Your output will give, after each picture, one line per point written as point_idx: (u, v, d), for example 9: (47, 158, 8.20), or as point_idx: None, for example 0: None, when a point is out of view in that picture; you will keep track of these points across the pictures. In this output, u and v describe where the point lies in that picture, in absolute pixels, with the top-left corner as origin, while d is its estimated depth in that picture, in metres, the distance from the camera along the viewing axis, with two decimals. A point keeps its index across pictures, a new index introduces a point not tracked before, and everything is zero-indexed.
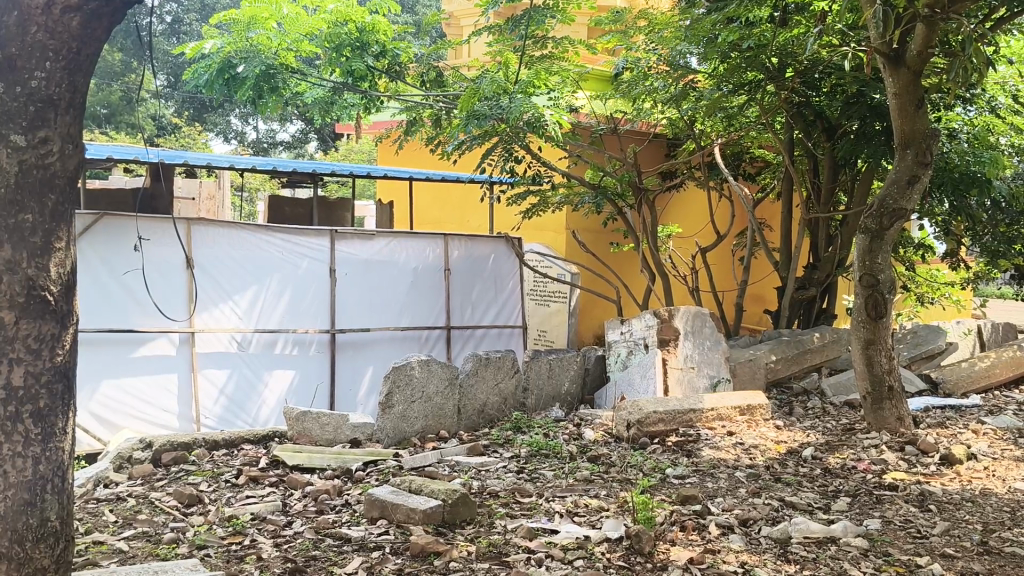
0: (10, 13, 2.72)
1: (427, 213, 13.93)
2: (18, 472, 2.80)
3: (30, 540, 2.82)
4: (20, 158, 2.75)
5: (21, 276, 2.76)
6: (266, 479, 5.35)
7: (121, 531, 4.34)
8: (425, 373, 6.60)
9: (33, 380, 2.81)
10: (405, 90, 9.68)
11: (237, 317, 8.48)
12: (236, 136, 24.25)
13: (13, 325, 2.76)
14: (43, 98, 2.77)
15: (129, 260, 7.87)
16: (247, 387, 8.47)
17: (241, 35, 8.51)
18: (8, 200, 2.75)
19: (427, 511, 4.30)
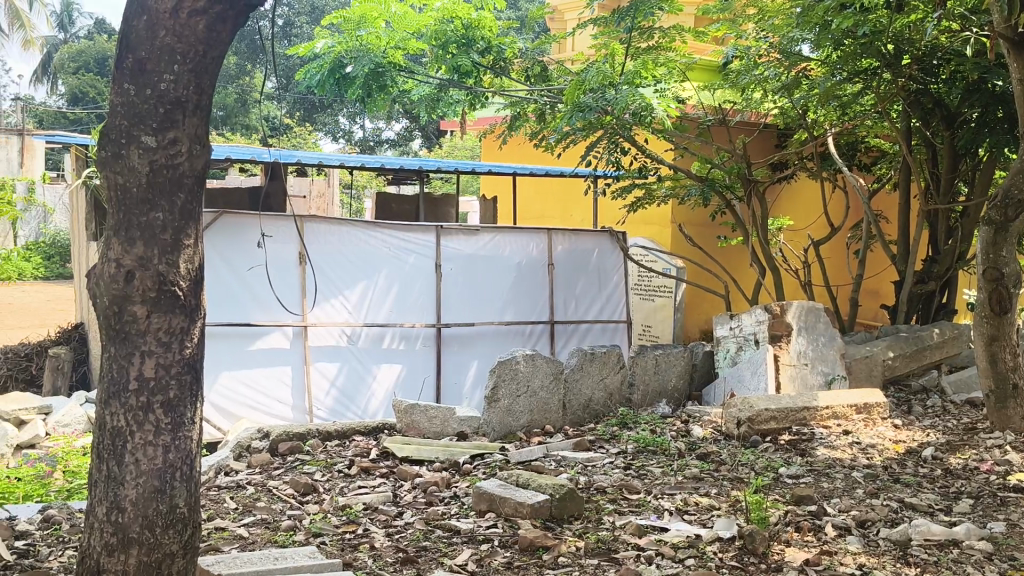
0: (140, 18, 2.85)
1: (531, 207, 13.97)
2: (149, 460, 2.93)
3: (160, 525, 2.95)
4: (151, 159, 2.86)
5: (152, 271, 2.89)
6: (377, 470, 5.46)
7: (241, 518, 4.49)
8: (531, 367, 6.60)
9: (164, 372, 2.94)
10: (510, 84, 9.70)
11: (347, 312, 8.67)
12: (344, 134, 24.73)
13: (145, 319, 2.90)
14: (173, 100, 2.87)
15: (247, 257, 8.15)
16: (357, 379, 8.67)
17: (352, 35, 8.69)
18: (142, 199, 2.88)
19: (535, 505, 4.32)
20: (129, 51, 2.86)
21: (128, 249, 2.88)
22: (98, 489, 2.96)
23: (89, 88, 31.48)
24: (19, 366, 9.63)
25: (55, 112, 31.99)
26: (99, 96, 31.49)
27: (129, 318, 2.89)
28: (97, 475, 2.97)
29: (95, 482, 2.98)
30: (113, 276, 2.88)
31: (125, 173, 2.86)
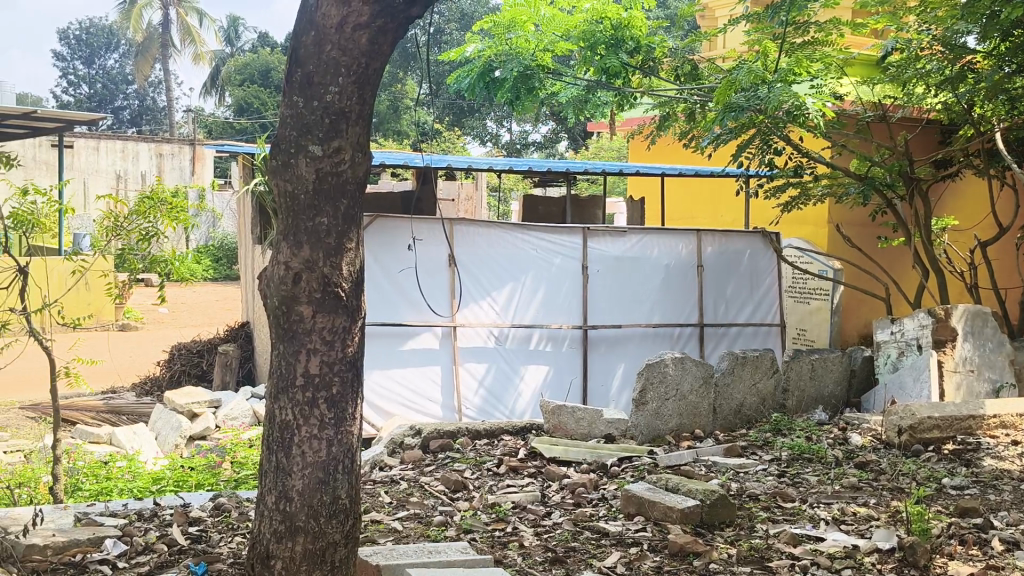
0: (309, 33, 3.01)
1: (680, 208, 13.79)
2: (314, 453, 3.08)
3: (324, 516, 3.09)
4: (318, 167, 3.00)
5: (318, 273, 3.03)
6: (526, 469, 5.53)
7: (396, 512, 4.64)
8: (680, 370, 6.53)
9: (328, 369, 3.08)
10: (659, 84, 9.60)
11: (495, 312, 8.82)
12: (492, 138, 25.07)
13: (311, 318, 3.05)
14: (337, 110, 2.99)
15: (399, 259, 8.42)
16: (505, 379, 8.79)
17: (501, 38, 8.89)
18: (309, 204, 3.02)
19: (685, 510, 4.26)
20: (299, 66, 3.02)
21: (296, 252, 3.03)
22: (268, 479, 3.13)
23: (254, 100, 33.19)
24: (192, 362, 10.25)
25: (223, 123, 33.95)
26: (263, 106, 33.14)
27: (296, 318, 3.05)
28: (267, 466, 3.14)
29: (265, 472, 3.15)
30: (283, 278, 3.04)
31: (293, 180, 3.02)
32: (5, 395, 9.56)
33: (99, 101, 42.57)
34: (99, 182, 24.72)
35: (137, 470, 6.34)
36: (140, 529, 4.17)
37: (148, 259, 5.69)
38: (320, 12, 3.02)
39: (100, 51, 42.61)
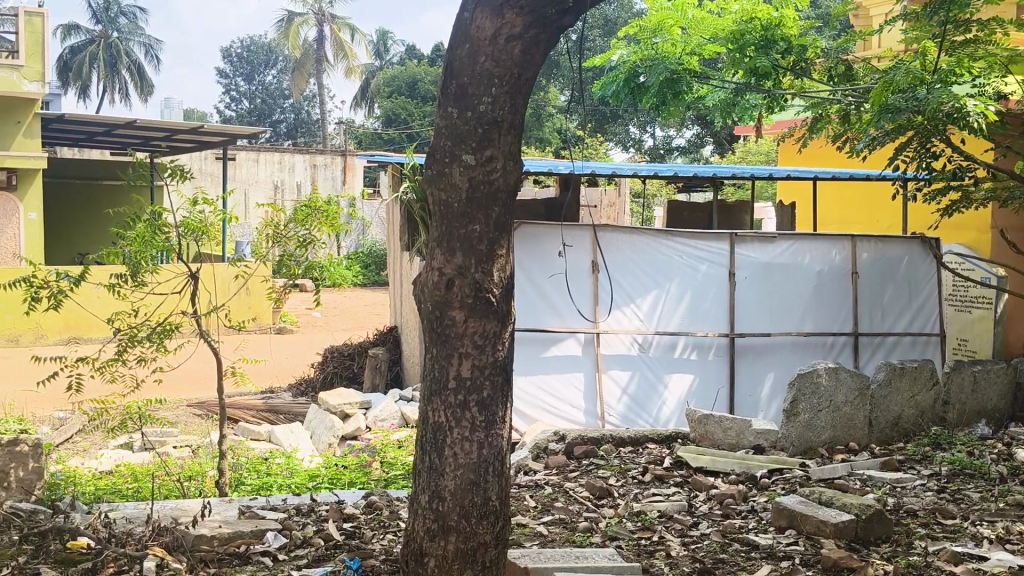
0: (463, 46, 3.09)
1: (832, 213, 13.33)
2: (466, 454, 3.15)
3: (475, 516, 3.15)
4: (471, 176, 3.07)
5: (470, 279, 3.10)
6: (672, 478, 5.47)
7: (541, 516, 4.68)
8: (834, 381, 6.31)
9: (478, 373, 3.14)
10: (812, 87, 9.27)
11: (639, 319, 8.77)
12: (635, 144, 25.00)
13: (463, 323, 3.12)
14: (490, 120, 3.05)
15: (545, 265, 8.53)
16: (649, 387, 8.72)
17: (647, 42, 9.03)
18: (461, 212, 3.10)
19: (838, 525, 4.13)
20: (454, 77, 3.10)
21: (449, 258, 3.11)
22: (421, 479, 3.23)
23: (401, 110, 34.27)
24: (343, 364, 10.63)
25: (372, 134, 35.19)
26: (410, 117, 34.13)
27: (449, 322, 3.13)
28: (421, 466, 3.24)
29: (418, 473, 3.25)
30: (437, 284, 3.13)
31: (447, 189, 3.10)
32: (176, 392, 10.20)
33: (259, 115, 44.98)
34: (259, 192, 26.04)
35: (294, 466, 6.64)
36: (299, 523, 4.37)
37: (306, 264, 5.89)
38: (475, 24, 3.10)
39: (260, 68, 45.53)
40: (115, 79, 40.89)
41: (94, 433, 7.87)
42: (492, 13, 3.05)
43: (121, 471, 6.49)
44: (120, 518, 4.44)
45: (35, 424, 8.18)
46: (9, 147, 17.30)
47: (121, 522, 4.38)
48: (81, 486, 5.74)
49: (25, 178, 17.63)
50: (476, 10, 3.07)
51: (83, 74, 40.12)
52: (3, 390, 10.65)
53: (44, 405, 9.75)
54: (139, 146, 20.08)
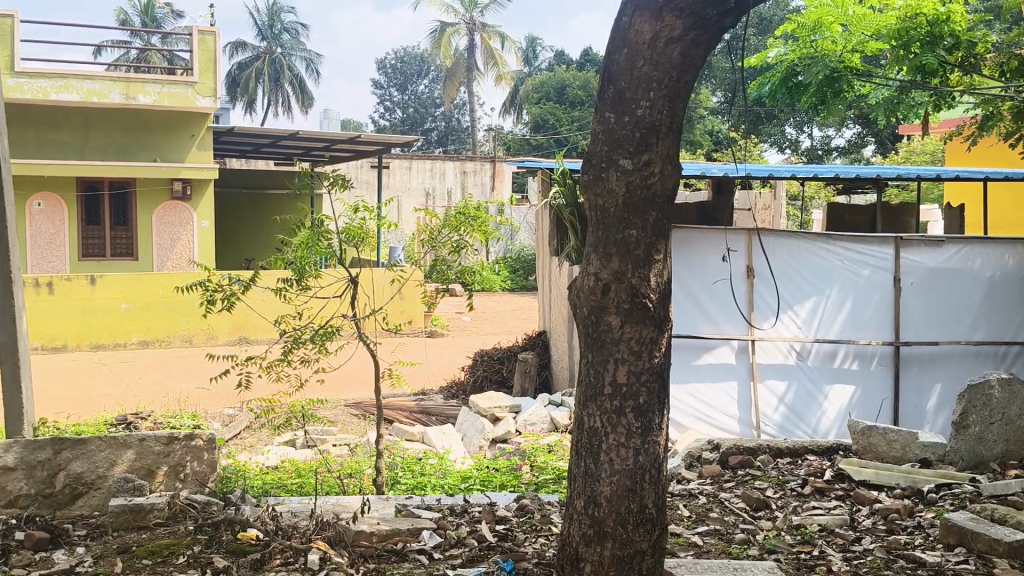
0: (622, 51, 3.09)
1: (1006, 216, 12.54)
2: (622, 460, 3.13)
3: (631, 523, 3.13)
4: (628, 180, 3.06)
5: (626, 284, 3.09)
6: (833, 491, 5.26)
7: (696, 526, 4.60)
8: (1008, 392, 5.92)
9: (635, 379, 3.12)
10: (983, 82, 8.78)
11: (796, 326, 8.49)
12: (791, 144, 24.37)
13: (619, 328, 3.11)
14: (648, 124, 3.03)
15: (699, 272, 8.43)
16: (807, 397, 8.46)
17: (806, 40, 8.80)
18: (618, 217, 3.08)
19: (1013, 544, 3.87)
20: (611, 82, 3.10)
21: (605, 264, 3.11)
22: (577, 483, 3.23)
23: (549, 116, 34.72)
24: (493, 368, 10.76)
25: (521, 139, 35.69)
26: (558, 122, 34.63)
27: (605, 328, 3.13)
28: (577, 470, 3.25)
29: (574, 477, 3.26)
30: (593, 289, 3.14)
31: (605, 195, 3.10)
32: (335, 392, 10.60)
33: (411, 123, 46.60)
34: (412, 199, 26.77)
35: (448, 467, 6.77)
36: (453, 523, 4.45)
37: (459, 269, 5.98)
38: (634, 28, 3.09)
39: (412, 78, 46.95)
40: (278, 93, 42.92)
41: (261, 430, 8.27)
42: (651, 17, 3.04)
43: (286, 467, 6.80)
44: (285, 511, 4.66)
45: (207, 420, 8.67)
46: (185, 160, 18.52)
47: (286, 516, 4.59)
48: (249, 479, 6.04)
49: (198, 188, 18.76)
50: (635, 14, 3.06)
51: (249, 88, 42.34)
52: (178, 387, 11.34)
53: (215, 402, 10.32)
54: (302, 156, 21.02)
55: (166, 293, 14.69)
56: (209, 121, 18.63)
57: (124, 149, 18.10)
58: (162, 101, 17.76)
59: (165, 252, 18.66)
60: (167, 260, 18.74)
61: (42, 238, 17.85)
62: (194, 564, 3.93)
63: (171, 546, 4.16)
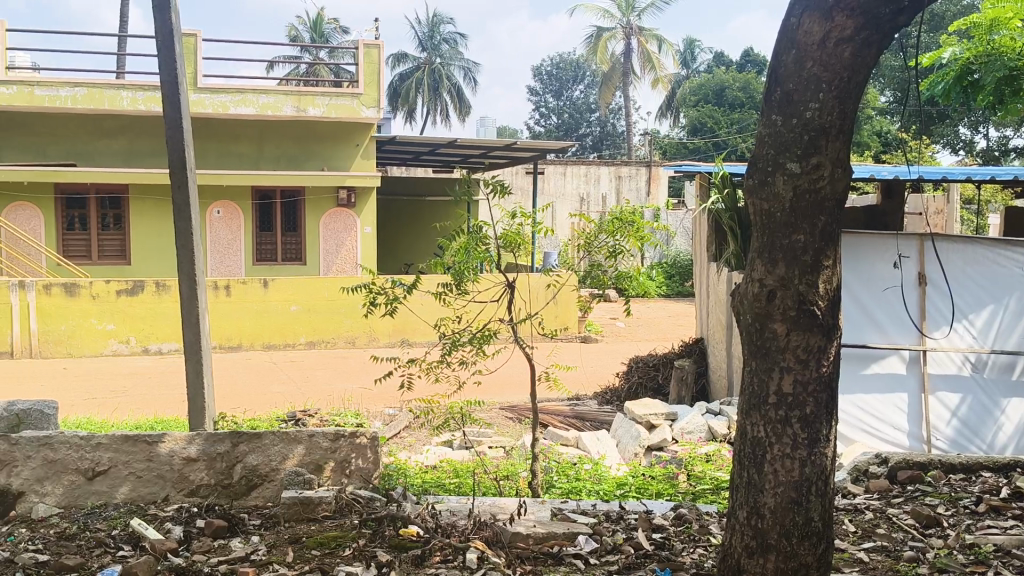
0: (790, 52, 3.02)
1: None
2: (787, 471, 3.05)
3: (796, 536, 3.05)
4: (796, 184, 2.98)
5: (793, 291, 3.00)
6: (1011, 510, 4.91)
7: (861, 542, 4.41)
8: None
9: (801, 388, 3.03)
10: None
11: (972, 336, 8.02)
12: (965, 145, 23.08)
13: (785, 336, 3.03)
14: (817, 127, 2.94)
15: (866, 280, 8.10)
16: (982, 410, 7.96)
17: (982, 39, 8.27)
18: (785, 222, 3.01)
19: None
20: (779, 85, 3.04)
21: (771, 269, 3.04)
22: (740, 493, 3.18)
23: (708, 119, 34.36)
24: (648, 375, 10.67)
25: (678, 143, 35.33)
26: (716, 125, 34.21)
27: (770, 335, 3.05)
28: (739, 480, 3.20)
29: (737, 486, 3.21)
30: (758, 295, 3.08)
31: (771, 199, 3.03)
32: (491, 395, 10.79)
33: (566, 129, 49.79)
34: (567, 205, 26.96)
35: (603, 473, 6.76)
36: (609, 529, 4.43)
37: (616, 274, 5.93)
38: (801, 30, 3.02)
39: (567, 83, 50.01)
40: (438, 102, 44.15)
41: (420, 430, 8.51)
42: (821, 17, 2.96)
43: (444, 467, 6.97)
44: (445, 510, 4.77)
45: (370, 419, 8.98)
46: (350, 168, 19.39)
47: (446, 514, 4.70)
48: (410, 478, 6.22)
49: (362, 195, 19.51)
50: (804, 15, 3.00)
51: (410, 98, 43.71)
52: (343, 386, 11.82)
53: (377, 401, 10.69)
54: (460, 163, 21.53)
55: (332, 295, 15.33)
56: (372, 130, 19.40)
57: (294, 159, 19.19)
58: (330, 113, 18.56)
59: (331, 257, 19.50)
60: (333, 264, 19.57)
61: (221, 243, 19.00)
62: (359, 557, 4.09)
63: (337, 539, 4.35)
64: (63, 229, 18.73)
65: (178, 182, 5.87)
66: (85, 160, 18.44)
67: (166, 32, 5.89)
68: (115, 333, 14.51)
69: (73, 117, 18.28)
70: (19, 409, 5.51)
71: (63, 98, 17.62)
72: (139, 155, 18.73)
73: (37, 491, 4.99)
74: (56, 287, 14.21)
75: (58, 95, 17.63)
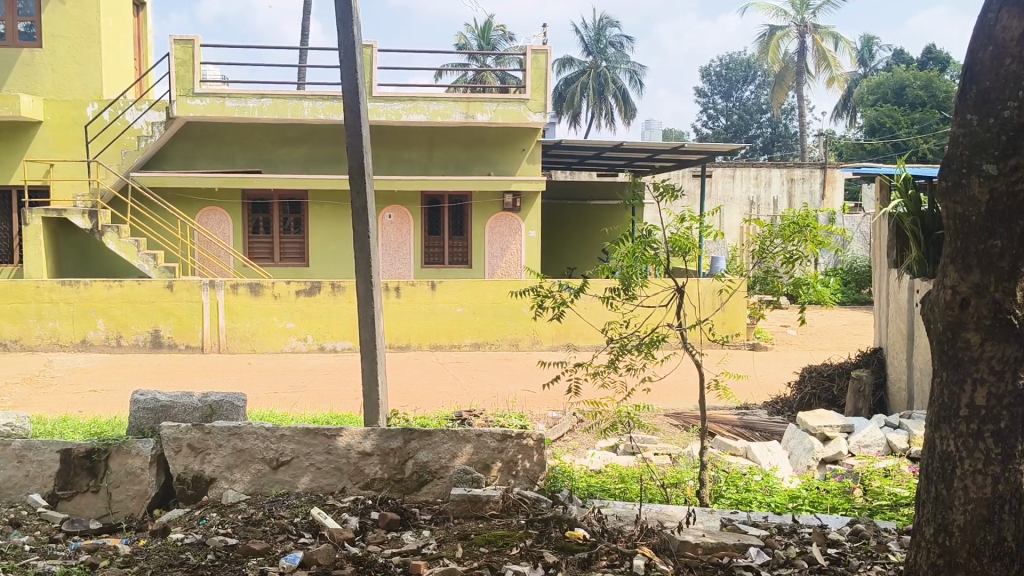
0: (986, 49, 2.85)
1: None
2: (978, 488, 2.87)
3: (988, 557, 2.87)
4: (992, 186, 2.80)
5: (988, 299, 2.82)
6: None
7: None
8: None
9: (995, 401, 2.84)
10: None
11: None
12: None
13: (978, 346, 2.86)
14: (1016, 126, 2.76)
15: None
16: None
17: None
18: (980, 227, 2.83)
19: None
20: (974, 83, 2.88)
21: (964, 276, 2.87)
22: (927, 509, 3.03)
23: (886, 119, 32.86)
24: (822, 386, 10.27)
25: (854, 144, 33.95)
26: (896, 125, 32.63)
27: (962, 345, 2.89)
28: (926, 496, 3.05)
29: (924, 502, 3.06)
30: (949, 303, 2.92)
31: (965, 203, 2.86)
32: (657, 402, 10.66)
33: (735, 131, 49.52)
34: (736, 209, 26.35)
35: (774, 485, 6.55)
36: (782, 543, 4.30)
37: (791, 281, 5.73)
38: (1000, 25, 2.84)
39: (738, 84, 50.03)
40: (603, 105, 44.21)
41: (584, 434, 8.53)
42: (1020, 11, 2.77)
43: (610, 472, 6.94)
44: (611, 515, 4.76)
45: (534, 422, 9.07)
46: (516, 172, 19.71)
47: (612, 519, 4.69)
48: (575, 481, 6.23)
49: (527, 200, 19.70)
50: (1001, 10, 2.81)
51: (575, 102, 43.91)
52: (507, 388, 12.00)
53: (542, 404, 10.78)
54: (625, 167, 21.44)
55: (497, 299, 15.59)
56: (538, 135, 19.63)
57: (463, 164, 19.67)
58: (497, 119, 18.84)
59: (496, 260, 19.81)
60: (498, 267, 19.87)
61: (392, 245, 19.70)
62: (526, 556, 4.14)
63: (505, 537, 4.42)
64: (249, 232, 19.90)
65: (357, 188, 6.13)
66: (268, 167, 19.56)
67: (348, 45, 6.18)
68: (295, 331, 15.30)
69: (259, 126, 19.45)
70: (213, 401, 5.98)
71: (251, 110, 18.65)
72: (318, 162, 19.69)
73: (227, 478, 5.32)
74: (242, 287, 15.12)
75: (245, 106, 18.69)
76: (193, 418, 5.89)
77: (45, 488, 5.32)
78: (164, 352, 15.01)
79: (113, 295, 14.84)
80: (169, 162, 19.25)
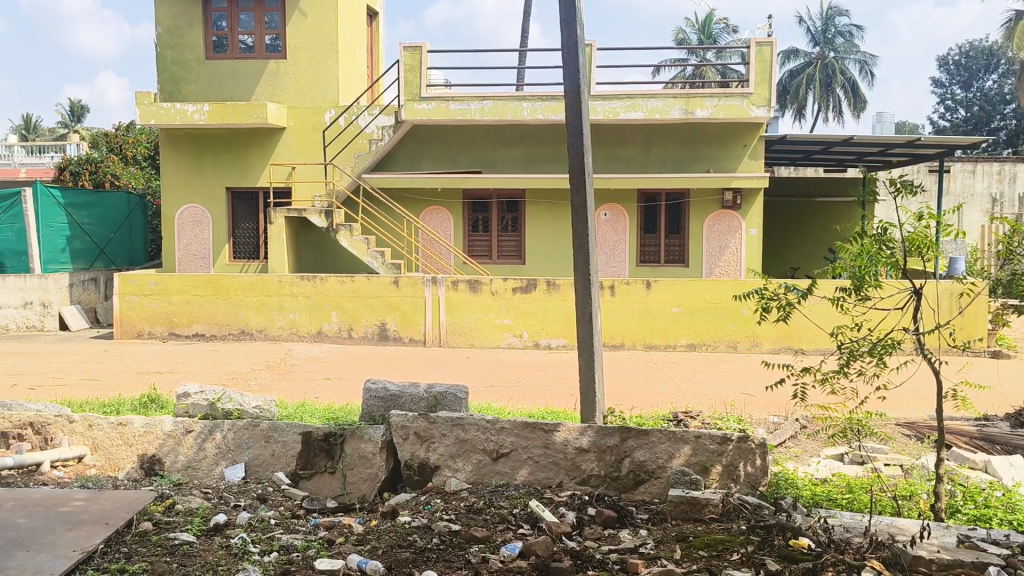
0: None
1: None
2: None
3: None
4: None
5: None
6: None
7: None
8: None
9: None
10: None
11: None
12: None
13: None
14: None
15: None
16: None
17: None
18: None
19: None
20: None
21: None
22: None
23: None
24: None
25: None
26: None
27: None
28: None
29: None
30: None
31: None
32: (886, 410, 10.07)
33: (976, 123, 46.12)
34: (977, 207, 24.44)
35: (1018, 503, 6.01)
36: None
37: None
38: None
39: (979, 73, 47.01)
40: (830, 98, 42.19)
41: (809, 440, 8.18)
42: None
43: (836, 481, 6.62)
44: (838, 525, 4.54)
45: (753, 425, 8.80)
46: (736, 169, 19.22)
47: (839, 529, 4.47)
48: (798, 488, 5.99)
49: (748, 198, 19.19)
50: None
51: (800, 95, 42.20)
52: (725, 390, 11.71)
53: (761, 407, 10.46)
54: (854, 161, 20.42)
55: (714, 299, 15.25)
56: (760, 130, 19.01)
57: (681, 162, 19.43)
58: (718, 114, 18.38)
59: (715, 259, 19.42)
60: (716, 266, 19.48)
61: (608, 244, 19.77)
62: (747, 562, 4.04)
63: (725, 542, 4.32)
64: (469, 230, 20.57)
65: (578, 187, 6.21)
66: (489, 167, 20.16)
67: (571, 45, 6.25)
68: (511, 327, 15.66)
69: (480, 128, 20.09)
70: (437, 392, 6.20)
71: (474, 111, 19.20)
72: (537, 162, 20.08)
73: (450, 466, 5.53)
74: (462, 284, 15.65)
75: (468, 109, 19.26)
76: (420, 408, 6.14)
77: (288, 468, 5.75)
78: (390, 344, 15.82)
79: (346, 290, 15.78)
80: (397, 163, 20.26)
